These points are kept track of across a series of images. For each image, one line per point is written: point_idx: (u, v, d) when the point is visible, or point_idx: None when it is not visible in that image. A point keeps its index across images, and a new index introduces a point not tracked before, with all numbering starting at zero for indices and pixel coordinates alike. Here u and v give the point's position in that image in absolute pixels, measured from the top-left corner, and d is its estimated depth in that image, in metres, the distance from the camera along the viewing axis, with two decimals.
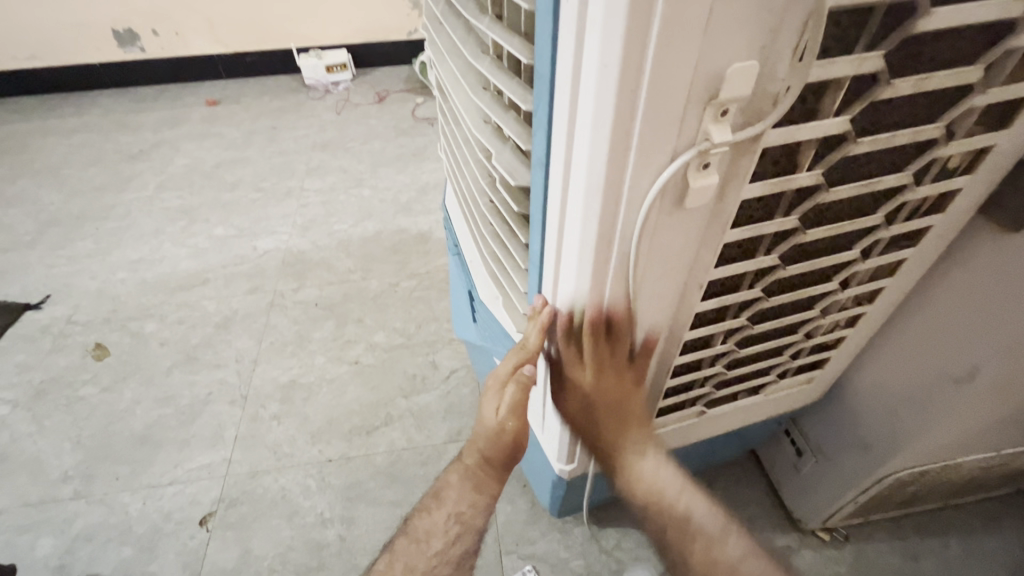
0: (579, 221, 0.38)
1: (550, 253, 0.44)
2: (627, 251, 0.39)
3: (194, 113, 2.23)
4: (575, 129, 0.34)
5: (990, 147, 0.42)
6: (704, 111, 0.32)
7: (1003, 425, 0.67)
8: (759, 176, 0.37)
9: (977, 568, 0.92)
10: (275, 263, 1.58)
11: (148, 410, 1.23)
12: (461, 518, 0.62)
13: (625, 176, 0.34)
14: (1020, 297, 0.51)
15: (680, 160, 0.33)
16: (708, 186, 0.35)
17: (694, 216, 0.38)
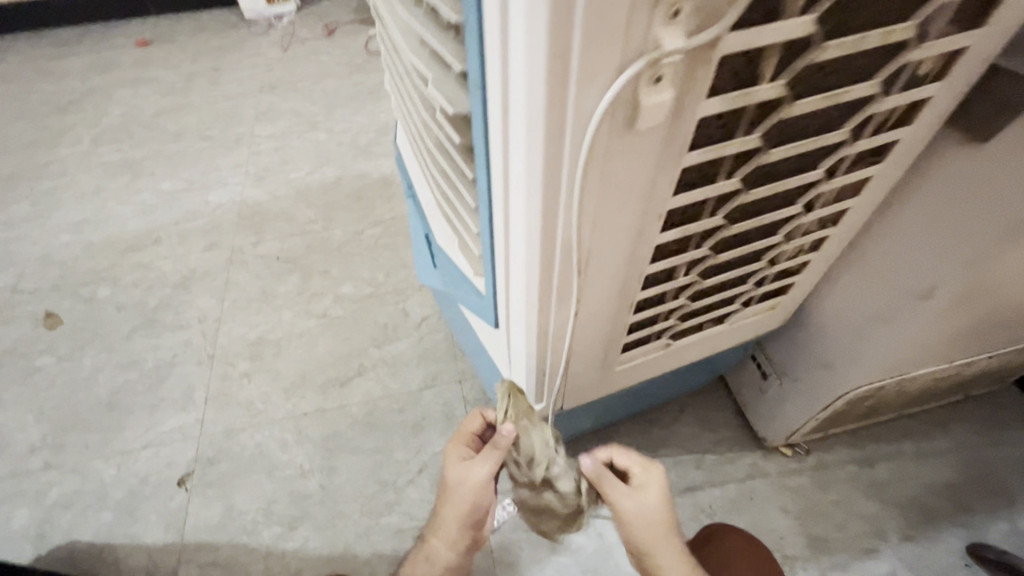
0: (524, 149, 0.35)
1: (497, 188, 0.41)
2: (577, 184, 0.36)
3: (124, 56, 2.02)
4: (511, 41, 0.30)
5: (962, 48, 0.39)
6: (653, 15, 0.28)
7: (958, 338, 0.69)
8: (718, 90, 0.34)
9: (926, 471, 0.98)
10: (230, 216, 1.49)
11: (112, 376, 1.19)
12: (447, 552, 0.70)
13: (569, 94, 0.31)
14: (985, 209, 0.50)
15: (629, 74, 0.29)
16: (661, 104, 0.32)
17: (648, 139, 0.35)
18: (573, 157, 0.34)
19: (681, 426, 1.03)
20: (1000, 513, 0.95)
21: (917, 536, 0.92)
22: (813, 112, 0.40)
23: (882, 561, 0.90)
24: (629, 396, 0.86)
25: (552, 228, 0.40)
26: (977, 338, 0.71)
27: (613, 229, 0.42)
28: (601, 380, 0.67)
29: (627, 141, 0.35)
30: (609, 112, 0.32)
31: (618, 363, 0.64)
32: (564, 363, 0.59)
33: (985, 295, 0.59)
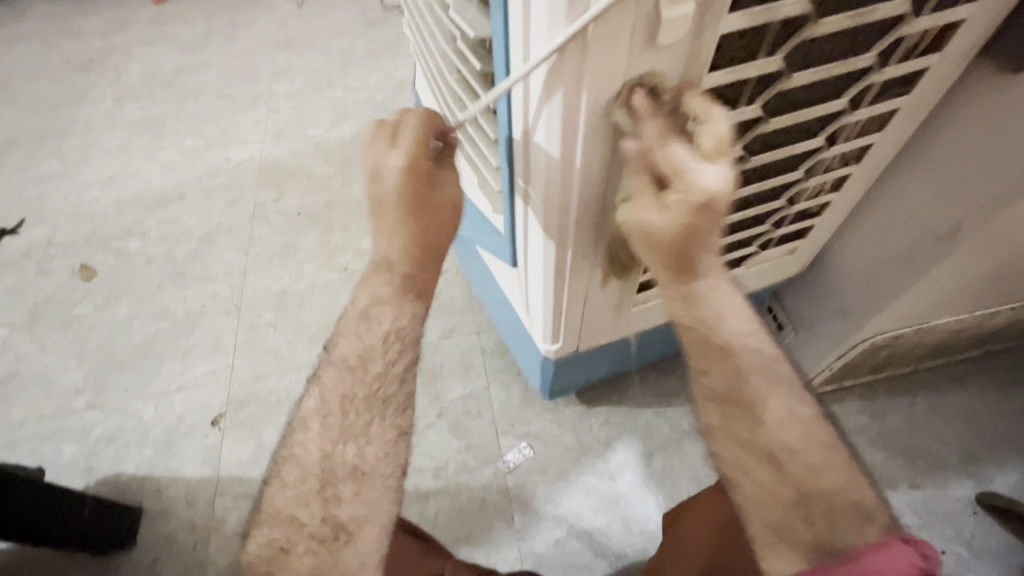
0: (544, 68, 0.35)
1: (518, 116, 0.42)
2: (597, 101, 0.37)
3: (142, 13, 2.02)
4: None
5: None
6: None
7: (981, 283, 0.68)
8: (740, 6, 0.34)
9: (940, 424, 0.99)
10: (252, 173, 1.51)
11: (144, 324, 1.25)
12: (381, 342, 0.52)
13: (589, 7, 0.31)
14: (1017, 138, 0.49)
15: None
16: (682, 18, 0.32)
17: (666, 57, 0.35)
18: (592, 73, 0.35)
19: None
20: (1012, 464, 0.95)
21: (925, 485, 0.94)
22: (838, 34, 0.39)
23: (889, 507, 0.92)
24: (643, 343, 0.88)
25: (571, 154, 0.41)
26: (1002, 283, 0.70)
27: (629, 155, 0.43)
28: (617, 322, 0.69)
29: (647, 59, 0.35)
30: (629, 21, 0.32)
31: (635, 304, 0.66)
32: (580, 301, 0.61)
33: (1011, 236, 0.58)
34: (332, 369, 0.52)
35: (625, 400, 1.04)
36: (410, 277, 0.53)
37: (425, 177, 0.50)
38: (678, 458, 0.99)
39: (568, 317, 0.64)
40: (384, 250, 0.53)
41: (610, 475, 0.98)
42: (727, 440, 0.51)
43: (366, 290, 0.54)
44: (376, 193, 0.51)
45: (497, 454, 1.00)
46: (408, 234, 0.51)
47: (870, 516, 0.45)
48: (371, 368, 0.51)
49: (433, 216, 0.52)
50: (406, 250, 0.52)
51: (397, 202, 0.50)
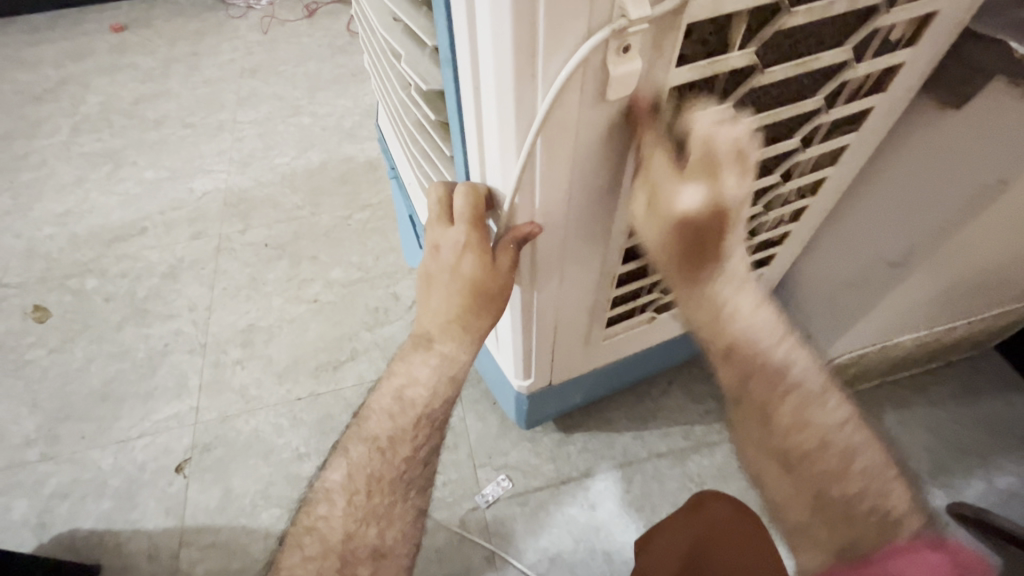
0: (496, 123, 0.35)
1: (474, 166, 0.41)
2: (551, 155, 0.36)
3: (100, 42, 1.97)
4: (477, 9, 0.30)
5: (934, 11, 0.39)
6: None
7: (938, 302, 0.70)
8: (687, 59, 0.34)
9: (908, 436, 1.01)
10: (217, 204, 1.48)
11: (103, 367, 1.20)
12: (413, 425, 0.48)
13: (537, 66, 0.31)
14: (962, 169, 0.51)
15: (594, 39, 0.29)
16: (631, 73, 0.32)
17: (618, 110, 0.35)
18: (544, 132, 0.34)
19: (670, 398, 1.06)
20: (978, 473, 0.98)
21: None
22: (785, 80, 0.40)
23: None
24: (617, 370, 0.88)
25: (530, 204, 0.40)
26: (958, 301, 0.72)
27: (588, 200, 0.43)
28: (588, 354, 0.69)
29: (600, 111, 0.35)
30: (578, 80, 0.32)
31: (605, 337, 0.66)
32: (550, 337, 0.61)
33: (961, 260, 0.60)
34: (360, 444, 0.49)
35: (602, 426, 1.04)
36: (448, 359, 0.48)
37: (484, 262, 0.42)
38: (657, 482, 0.98)
39: (539, 353, 0.63)
40: (426, 322, 0.48)
41: (590, 504, 0.97)
42: (748, 448, 0.47)
43: (403, 368, 0.50)
44: (433, 266, 0.45)
45: (475, 488, 0.98)
46: (457, 315, 0.45)
47: (899, 526, 0.39)
48: (400, 450, 0.48)
49: (488, 304, 0.45)
50: (448, 329, 0.46)
51: (454, 281, 0.44)
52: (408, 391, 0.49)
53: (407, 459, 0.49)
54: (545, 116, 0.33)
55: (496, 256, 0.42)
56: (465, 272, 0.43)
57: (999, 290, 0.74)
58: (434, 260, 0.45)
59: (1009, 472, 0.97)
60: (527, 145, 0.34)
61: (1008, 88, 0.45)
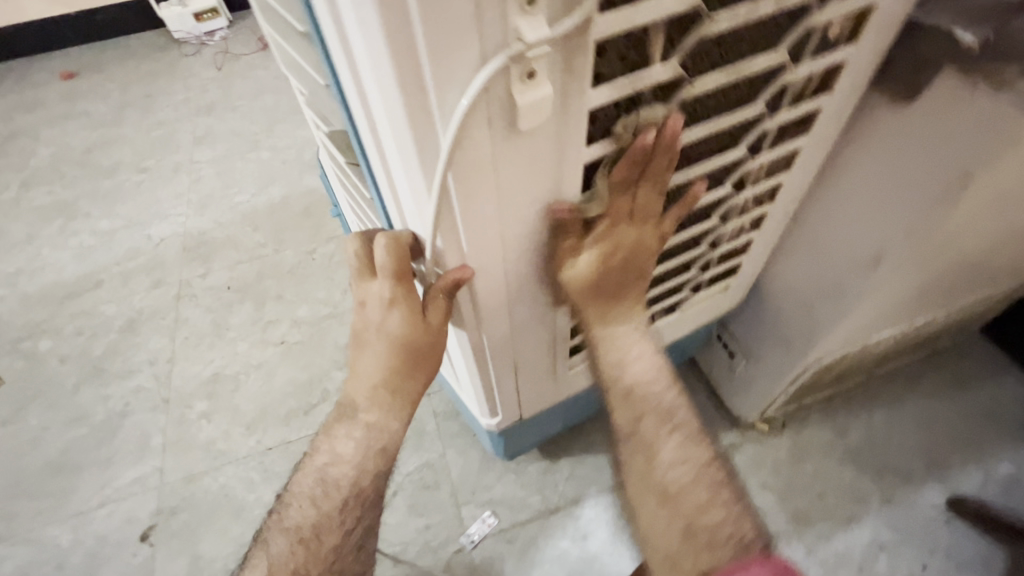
0: (401, 164, 0.31)
1: (391, 206, 0.38)
2: (468, 194, 0.33)
3: (49, 92, 1.92)
4: (352, 43, 0.26)
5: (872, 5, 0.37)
6: (506, 2, 0.24)
7: (915, 297, 0.67)
8: (604, 78, 0.31)
9: (901, 431, 0.98)
10: (176, 250, 1.42)
11: (59, 434, 1.13)
12: (340, 508, 0.46)
13: (431, 100, 0.27)
14: (921, 165, 0.49)
15: (491, 68, 0.26)
16: (542, 100, 0.28)
17: (536, 139, 0.32)
18: (454, 171, 0.31)
19: None
20: (975, 464, 0.95)
21: (896, 498, 0.92)
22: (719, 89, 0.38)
23: (865, 527, 0.90)
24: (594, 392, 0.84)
25: (457, 245, 0.37)
26: (936, 294, 0.70)
27: (525, 235, 0.39)
28: (557, 386, 0.65)
29: (518, 141, 0.31)
30: (482, 111, 0.28)
31: (572, 366, 0.63)
32: (512, 375, 0.57)
33: (933, 258, 0.57)
34: (282, 536, 0.46)
35: (588, 449, 0.99)
36: (375, 429, 0.45)
37: (407, 318, 0.40)
38: None
39: (502, 391, 0.60)
40: (353, 391, 0.46)
41: (581, 535, 0.92)
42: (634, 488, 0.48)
43: (327, 444, 0.48)
44: (361, 323, 0.43)
45: (459, 529, 0.93)
46: (388, 378, 0.43)
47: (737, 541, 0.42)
48: (326, 539, 0.46)
49: (418, 363, 0.43)
50: (376, 396, 0.44)
51: (382, 338, 0.42)
52: (332, 471, 0.47)
53: (333, 550, 0.46)
54: (450, 152, 0.29)
55: (429, 305, 0.40)
56: (393, 328, 0.41)
57: (981, 276, 0.71)
58: (362, 317, 0.42)
59: (1007, 460, 0.95)
60: (436, 184, 0.31)
61: (957, 79, 0.43)
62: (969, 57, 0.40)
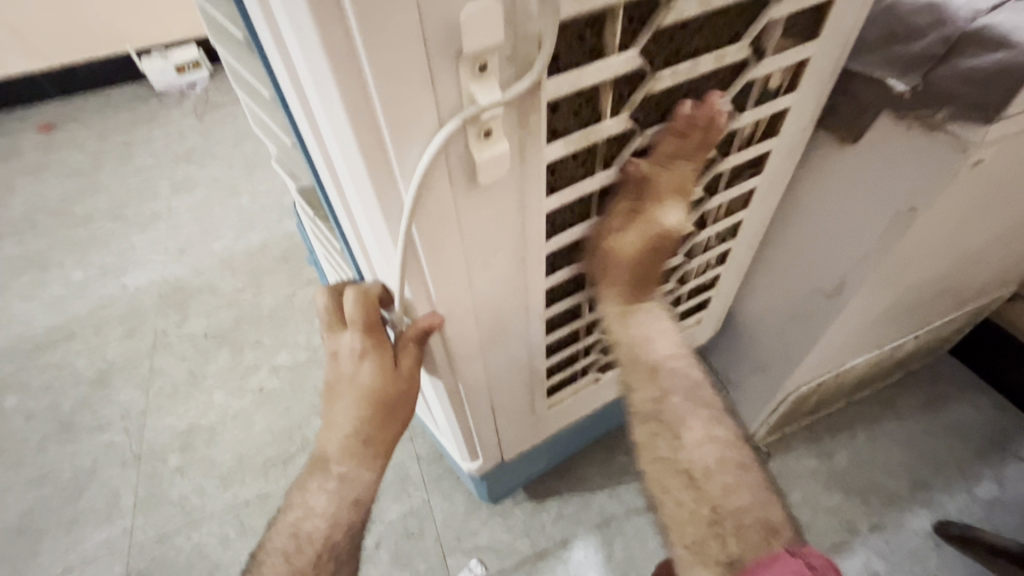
0: (366, 217, 0.32)
1: (360, 255, 0.39)
2: (432, 244, 0.33)
3: (25, 143, 1.92)
4: (314, 106, 0.28)
5: (805, 59, 0.40)
6: (459, 69, 0.26)
7: (882, 322, 0.69)
8: (560, 133, 0.34)
9: (883, 455, 0.99)
10: (152, 298, 1.40)
11: (22, 496, 1.08)
12: (312, 563, 0.44)
13: (390, 158, 0.28)
14: (871, 197, 0.51)
15: (447, 128, 0.27)
16: (498, 155, 0.30)
17: (497, 191, 0.33)
18: (419, 224, 0.32)
19: None
20: (957, 486, 0.96)
21: (884, 524, 0.92)
22: None
23: (855, 557, 0.89)
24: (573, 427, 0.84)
25: (425, 295, 0.37)
26: (902, 317, 0.72)
27: (494, 281, 0.41)
28: (536, 426, 0.65)
29: (480, 193, 0.33)
30: (442, 167, 0.30)
31: (551, 406, 0.64)
32: (489, 418, 0.57)
33: (894, 283, 0.59)
34: None
35: (575, 487, 0.98)
36: (349, 481, 0.44)
37: (377, 369, 0.40)
38: (639, 543, 0.92)
39: (481, 434, 0.59)
40: (325, 441, 0.45)
41: None
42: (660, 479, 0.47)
43: (300, 498, 0.46)
44: (332, 376, 0.42)
45: None
46: (360, 430, 0.42)
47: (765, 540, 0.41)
48: None
49: (390, 413, 0.42)
50: (348, 448, 0.43)
51: (354, 392, 0.41)
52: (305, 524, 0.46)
53: None
54: (412, 205, 0.30)
55: (399, 355, 0.40)
56: (364, 380, 0.41)
57: (942, 300, 0.74)
58: (334, 370, 0.42)
59: (987, 481, 0.96)
60: (401, 236, 0.32)
61: (895, 122, 0.46)
62: (902, 100, 0.44)
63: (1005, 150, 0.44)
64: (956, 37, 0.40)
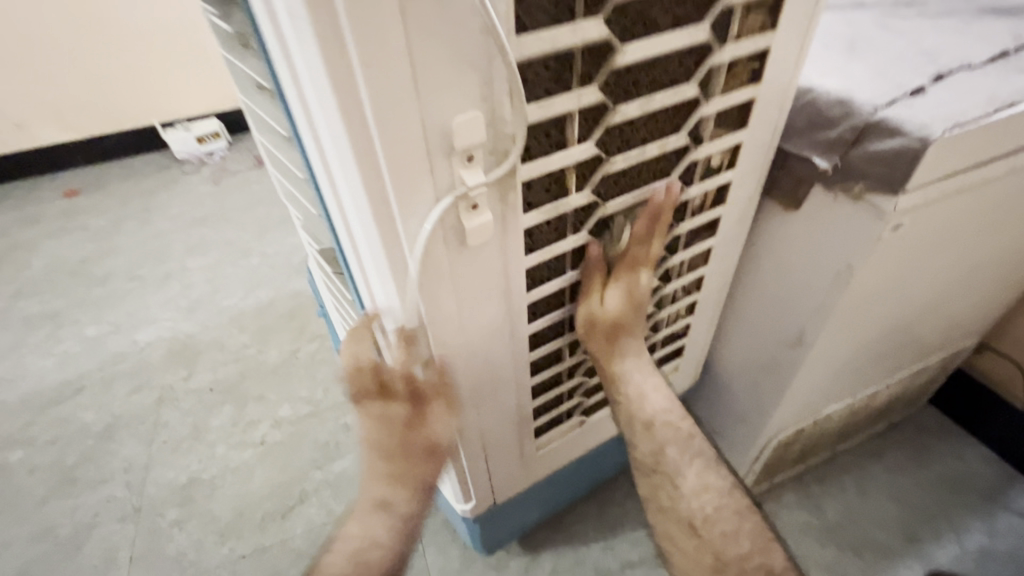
0: (376, 273, 0.40)
1: (369, 306, 0.46)
2: (431, 295, 0.40)
3: (51, 208, 2.04)
4: (339, 188, 0.36)
5: (738, 144, 0.49)
6: (451, 160, 0.35)
7: (847, 371, 0.75)
8: (535, 204, 0.42)
9: (871, 505, 1.00)
10: (160, 353, 1.46)
11: (19, 553, 1.08)
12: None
13: (397, 227, 0.36)
14: (816, 257, 0.58)
15: (444, 203, 0.36)
16: (484, 223, 0.38)
17: (484, 251, 0.41)
18: (421, 281, 0.39)
19: (635, 500, 1.03)
20: (947, 537, 0.97)
21: None
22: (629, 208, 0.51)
23: None
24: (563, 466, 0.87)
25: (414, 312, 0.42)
26: (867, 367, 0.77)
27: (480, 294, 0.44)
28: (528, 468, 0.69)
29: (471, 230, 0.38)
30: (439, 233, 0.37)
31: (540, 448, 0.68)
32: (482, 458, 0.61)
33: (849, 333, 0.65)
34: None
35: (569, 539, 0.99)
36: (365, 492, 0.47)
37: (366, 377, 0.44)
38: None
39: (476, 478, 0.64)
40: None
41: None
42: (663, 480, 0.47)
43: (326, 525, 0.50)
44: None
45: None
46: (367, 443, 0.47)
47: None
48: None
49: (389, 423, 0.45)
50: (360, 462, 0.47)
51: None
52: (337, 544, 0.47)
53: None
54: (414, 262, 0.38)
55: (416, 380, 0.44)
56: None
57: (905, 350, 0.80)
58: None
59: (976, 531, 0.97)
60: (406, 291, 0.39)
61: (824, 194, 0.55)
62: (827, 177, 0.53)
63: (920, 216, 0.52)
64: (861, 127, 0.48)
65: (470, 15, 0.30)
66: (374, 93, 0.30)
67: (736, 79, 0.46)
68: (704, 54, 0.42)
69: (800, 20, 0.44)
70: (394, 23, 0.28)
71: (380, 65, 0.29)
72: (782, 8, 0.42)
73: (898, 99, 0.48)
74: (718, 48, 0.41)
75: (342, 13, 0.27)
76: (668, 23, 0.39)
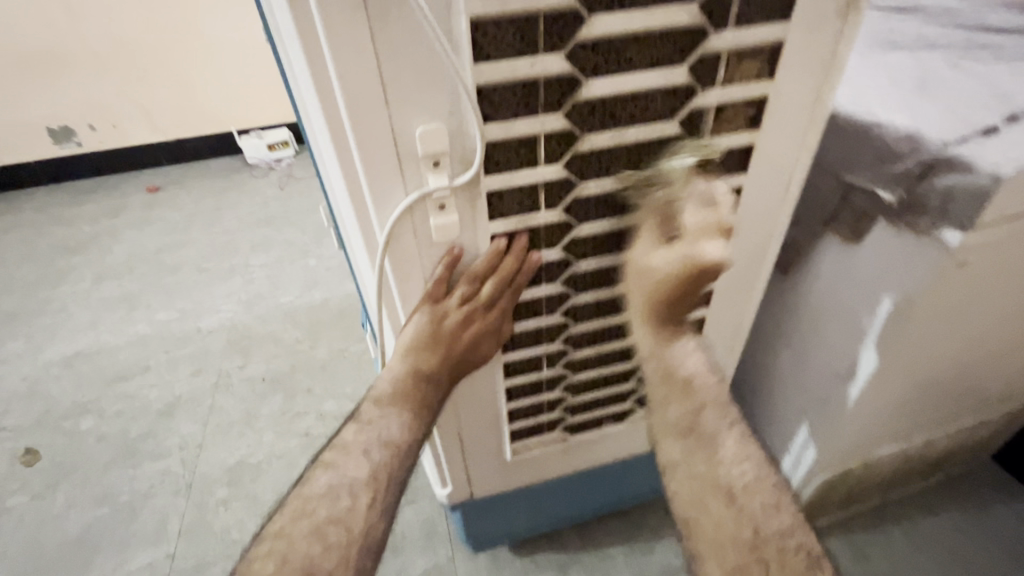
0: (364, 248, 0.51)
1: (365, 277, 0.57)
2: (402, 272, 0.51)
3: (134, 201, 2.22)
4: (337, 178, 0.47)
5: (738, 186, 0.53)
6: (421, 165, 0.44)
7: (902, 413, 0.73)
8: (505, 215, 0.49)
9: (920, 558, 0.95)
10: (221, 341, 1.55)
11: (83, 513, 1.17)
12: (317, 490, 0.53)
13: (373, 215, 0.47)
14: (870, 291, 0.59)
15: (410, 199, 0.46)
16: (449, 219, 0.47)
17: (450, 245, 0.50)
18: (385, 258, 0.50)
19: (667, 529, 1.01)
20: None
21: None
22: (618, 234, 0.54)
23: None
24: (594, 480, 0.88)
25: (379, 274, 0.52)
26: (926, 410, 0.76)
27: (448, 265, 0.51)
28: (505, 465, 0.76)
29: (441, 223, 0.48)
30: (409, 223, 0.48)
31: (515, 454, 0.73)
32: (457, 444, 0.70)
33: (908, 372, 0.65)
34: None
35: (597, 560, 0.98)
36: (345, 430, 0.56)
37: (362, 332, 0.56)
38: None
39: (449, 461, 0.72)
40: None
41: None
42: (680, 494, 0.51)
43: None
44: None
45: None
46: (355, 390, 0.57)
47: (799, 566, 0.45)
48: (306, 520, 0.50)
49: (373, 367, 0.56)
50: None
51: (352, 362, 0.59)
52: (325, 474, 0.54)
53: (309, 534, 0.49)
54: (385, 243, 0.48)
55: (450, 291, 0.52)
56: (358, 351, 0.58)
57: (968, 397, 0.78)
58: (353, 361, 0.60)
59: None
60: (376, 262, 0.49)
61: (887, 227, 0.55)
62: (893, 210, 0.54)
63: (986, 256, 0.52)
64: (931, 162, 0.49)
65: (433, 53, 0.38)
66: (350, 105, 0.39)
67: (734, 121, 0.49)
68: (687, 92, 0.45)
69: (813, 66, 0.47)
70: (368, 56, 0.37)
71: (356, 84, 0.38)
72: (780, 55, 0.45)
73: (969, 137, 0.48)
74: (701, 90, 0.45)
75: (325, 48, 0.37)
76: (643, 63, 0.43)
